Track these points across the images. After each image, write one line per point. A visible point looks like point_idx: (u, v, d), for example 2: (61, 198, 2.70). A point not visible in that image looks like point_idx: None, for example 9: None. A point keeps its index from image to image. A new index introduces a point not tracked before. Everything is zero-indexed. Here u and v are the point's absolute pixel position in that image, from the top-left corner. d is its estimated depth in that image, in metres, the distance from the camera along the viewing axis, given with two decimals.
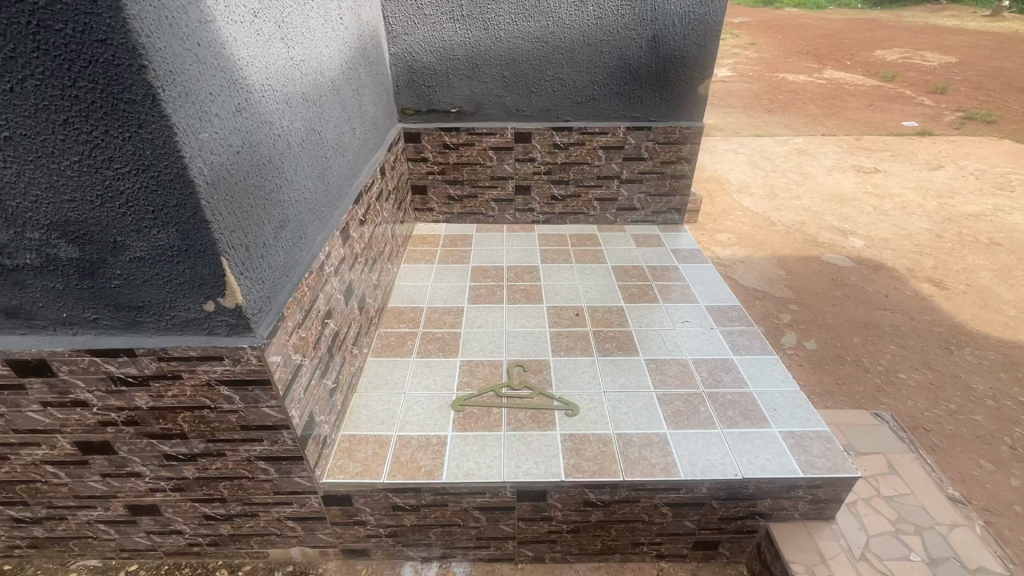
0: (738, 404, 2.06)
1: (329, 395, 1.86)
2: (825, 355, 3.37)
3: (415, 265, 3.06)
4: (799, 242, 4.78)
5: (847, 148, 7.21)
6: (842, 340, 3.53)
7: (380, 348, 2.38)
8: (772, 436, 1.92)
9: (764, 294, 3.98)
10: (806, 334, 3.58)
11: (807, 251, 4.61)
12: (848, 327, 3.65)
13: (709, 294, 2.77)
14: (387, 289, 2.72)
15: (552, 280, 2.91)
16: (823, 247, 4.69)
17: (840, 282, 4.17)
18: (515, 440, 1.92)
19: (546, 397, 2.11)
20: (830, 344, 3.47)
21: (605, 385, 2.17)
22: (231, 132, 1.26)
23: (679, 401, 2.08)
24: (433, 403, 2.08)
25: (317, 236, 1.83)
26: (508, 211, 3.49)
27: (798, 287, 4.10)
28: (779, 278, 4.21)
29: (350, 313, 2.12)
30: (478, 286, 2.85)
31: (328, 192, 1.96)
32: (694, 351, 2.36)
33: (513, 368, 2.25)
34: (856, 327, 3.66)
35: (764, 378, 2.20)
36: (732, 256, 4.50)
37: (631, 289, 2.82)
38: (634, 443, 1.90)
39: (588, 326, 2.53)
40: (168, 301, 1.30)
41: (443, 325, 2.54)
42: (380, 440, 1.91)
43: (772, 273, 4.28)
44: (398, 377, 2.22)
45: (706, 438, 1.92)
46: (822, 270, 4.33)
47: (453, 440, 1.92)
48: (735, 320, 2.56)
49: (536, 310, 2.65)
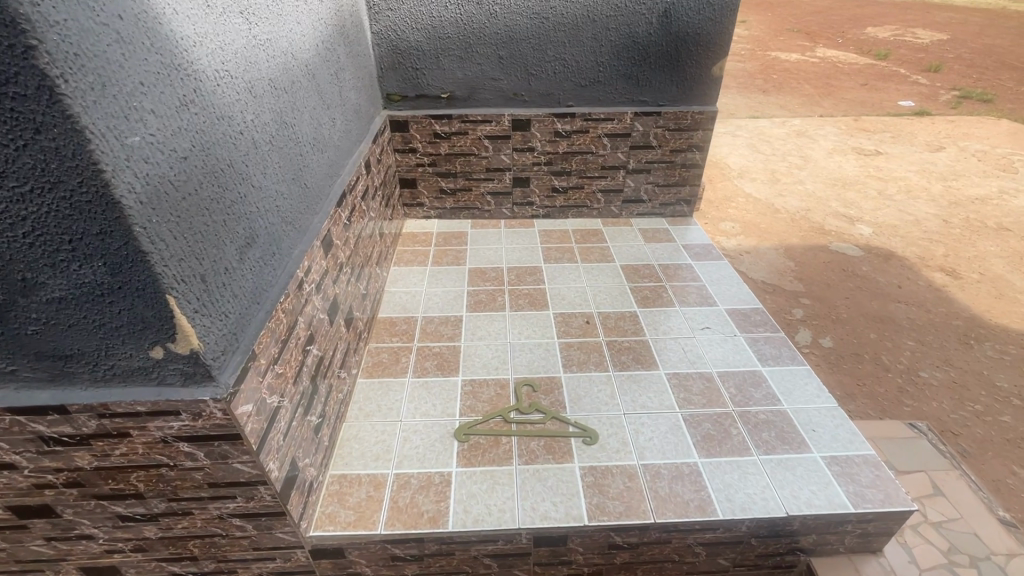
0: (773, 425, 1.86)
1: (314, 433, 1.61)
2: (843, 353, 3.19)
3: (406, 268, 2.79)
4: (806, 230, 4.58)
5: (846, 129, 7.01)
6: (859, 335, 3.36)
7: (371, 368, 2.12)
8: (814, 463, 1.73)
9: (775, 288, 3.79)
10: (821, 330, 3.40)
11: (815, 240, 4.42)
12: (863, 322, 3.47)
13: (728, 296, 2.55)
14: (377, 297, 2.46)
15: (558, 283, 2.67)
16: (830, 235, 4.50)
17: (852, 273, 3.99)
18: (528, 476, 1.69)
19: (560, 422, 1.88)
20: (847, 341, 3.30)
21: (625, 406, 1.95)
22: (174, 132, 0.99)
23: (708, 423, 1.87)
24: (433, 432, 1.84)
25: (294, 249, 1.56)
26: (505, 205, 3.23)
27: (809, 279, 3.92)
28: (788, 269, 4.02)
29: (336, 333, 1.87)
30: (478, 292, 2.60)
31: (306, 196, 1.69)
32: (719, 363, 2.15)
33: (522, 388, 2.01)
34: (872, 321, 3.49)
35: (798, 394, 2.00)
36: (738, 247, 4.29)
37: (643, 292, 2.59)
38: (662, 476, 1.69)
39: (600, 335, 2.30)
40: (103, 349, 1.03)
41: (441, 338, 2.29)
42: (375, 481, 1.68)
43: (780, 264, 4.08)
44: (392, 402, 1.97)
45: (742, 467, 1.72)
46: (832, 260, 4.15)
47: (459, 478, 1.68)
48: (759, 326, 2.35)
49: (541, 318, 2.41)
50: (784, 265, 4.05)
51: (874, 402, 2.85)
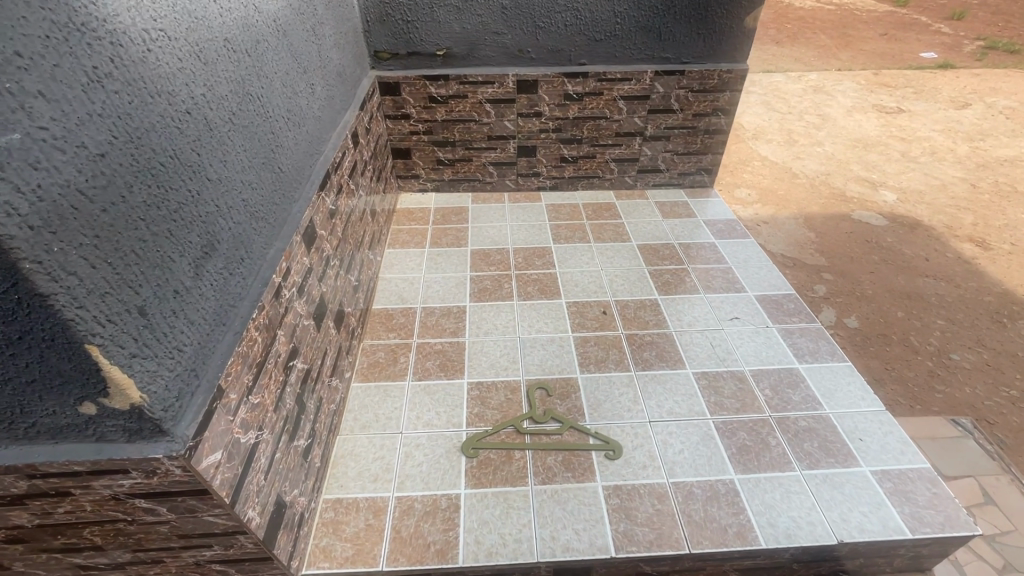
0: (815, 434, 1.68)
1: (302, 458, 1.41)
2: (870, 334, 3.00)
3: (403, 251, 2.54)
4: (826, 196, 4.30)
5: (866, 84, 6.59)
6: (885, 314, 3.16)
7: (366, 369, 1.91)
8: (864, 479, 1.55)
9: (796, 261, 3.55)
10: (846, 308, 3.19)
11: (837, 207, 4.15)
12: (891, 299, 3.27)
13: (757, 281, 2.33)
14: (371, 286, 2.22)
15: (569, 267, 2.42)
16: (853, 202, 4.23)
17: (876, 245, 3.75)
18: (545, 499, 1.51)
19: (578, 433, 1.69)
20: (873, 320, 3.10)
21: (650, 412, 1.75)
22: (84, 121, 0.73)
23: (743, 432, 1.69)
24: (437, 447, 1.65)
25: (268, 249, 1.31)
26: (509, 176, 2.94)
27: (832, 251, 3.68)
28: (809, 241, 3.77)
29: (325, 336, 1.64)
30: (481, 277, 2.36)
31: (281, 183, 1.42)
32: (751, 360, 1.94)
33: (534, 392, 1.81)
34: (899, 298, 3.29)
35: (841, 396, 1.80)
36: (756, 216, 4.02)
37: (664, 277, 2.35)
38: (696, 497, 1.51)
39: (619, 328, 2.08)
40: (17, 406, 0.80)
41: (443, 333, 2.07)
42: (374, 507, 1.49)
43: (801, 235, 3.83)
44: (391, 409, 1.77)
45: (784, 486, 1.54)
46: (855, 230, 3.90)
47: (469, 502, 1.50)
48: (792, 316, 2.14)
49: (553, 309, 2.18)
50: (806, 236, 3.80)
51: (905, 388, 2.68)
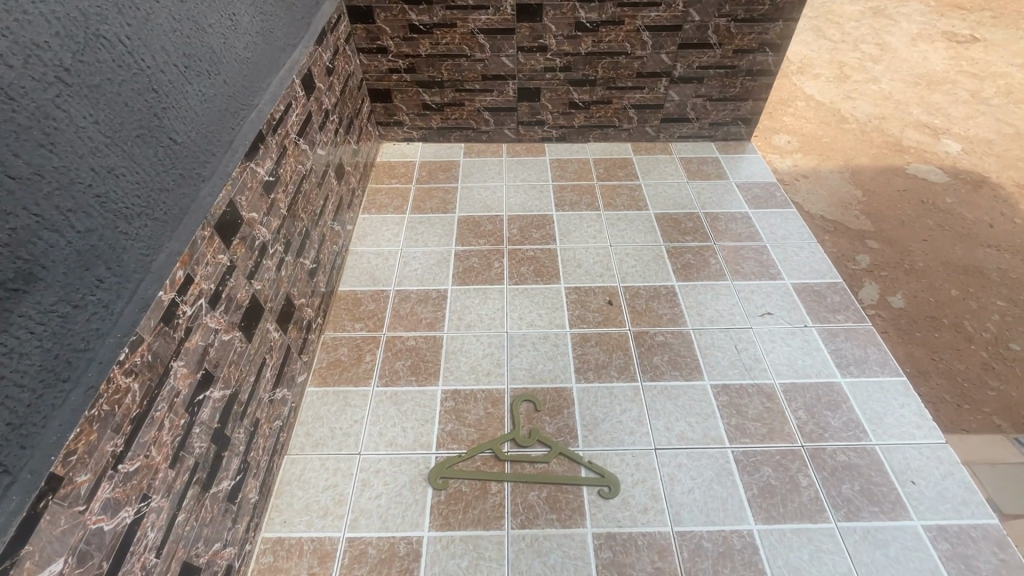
0: (857, 474, 1.38)
1: (227, 504, 1.16)
2: (917, 317, 2.56)
3: (379, 217, 2.18)
4: (879, 145, 3.73)
5: (936, 5, 5.65)
6: (936, 292, 2.70)
7: (324, 370, 1.63)
8: (915, 537, 1.27)
9: (838, 225, 3.10)
10: (891, 285, 2.74)
11: (890, 159, 3.59)
12: (945, 273, 2.80)
13: (796, 265, 1.94)
14: (336, 264, 1.90)
15: (572, 242, 2.05)
16: (909, 153, 3.67)
17: (934, 207, 3.24)
18: (523, 548, 1.26)
19: (569, 462, 1.41)
20: (920, 300, 2.65)
21: (656, 437, 1.46)
22: None
23: (768, 467, 1.40)
24: (401, 475, 1.40)
25: (155, 254, 0.98)
26: (508, 125, 2.50)
27: (881, 213, 3.20)
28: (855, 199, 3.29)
29: (262, 344, 1.35)
30: (467, 253, 2.01)
31: (176, 158, 1.05)
32: (784, 371, 1.61)
33: (520, 407, 1.53)
34: (954, 272, 2.81)
35: (892, 423, 1.48)
36: (796, 168, 3.50)
37: (684, 257, 1.98)
38: (705, 553, 1.25)
39: (626, 324, 1.75)
40: None
41: (418, 325, 1.76)
42: (320, 550, 1.27)
43: (845, 192, 3.34)
44: (349, 423, 1.51)
45: (815, 542, 1.26)
46: (909, 187, 3.38)
47: (431, 549, 1.27)
48: (837, 313, 1.77)
49: (550, 296, 1.84)
50: (852, 194, 3.30)
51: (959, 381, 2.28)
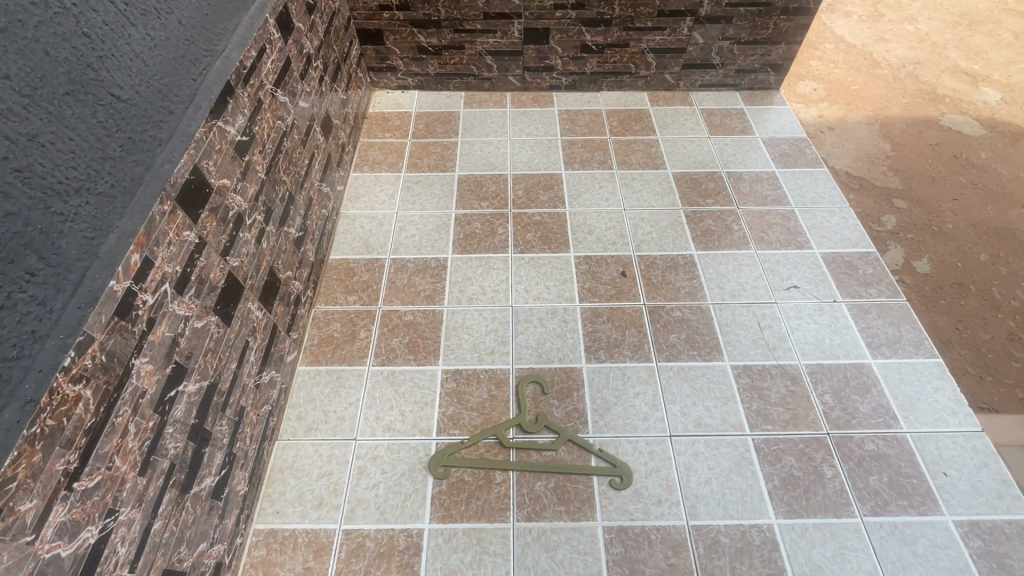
0: (886, 465, 1.29)
1: (212, 501, 1.08)
2: (943, 283, 2.34)
3: (373, 176, 2.00)
4: (912, 90, 3.35)
5: None
6: (965, 254, 2.46)
7: (315, 348, 1.52)
8: (945, 533, 1.19)
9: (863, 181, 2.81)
10: (917, 248, 2.49)
11: (922, 109, 3.20)
12: (975, 236, 2.53)
13: (826, 233, 1.79)
14: (326, 230, 1.74)
15: (582, 205, 1.88)
16: (945, 101, 3.27)
17: (966, 162, 2.90)
18: (529, 543, 1.20)
19: (578, 449, 1.33)
20: (947, 264, 2.42)
21: (672, 423, 1.36)
22: None
23: (791, 456, 1.31)
24: (399, 463, 1.31)
25: (103, 235, 0.83)
26: (513, 71, 2.26)
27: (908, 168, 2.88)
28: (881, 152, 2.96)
29: (244, 326, 1.23)
30: (469, 218, 1.85)
31: (122, 118, 0.89)
32: (810, 351, 1.49)
33: (525, 388, 1.43)
34: (983, 234, 2.56)
35: (924, 409, 1.38)
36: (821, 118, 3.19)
37: (704, 223, 1.81)
38: (722, 549, 1.18)
39: (640, 298, 1.62)
40: None
41: (416, 298, 1.63)
42: (315, 544, 1.20)
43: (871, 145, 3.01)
44: (344, 406, 1.41)
45: (839, 539, 1.19)
46: (941, 140, 3.04)
47: (433, 543, 1.20)
48: (869, 286, 1.64)
49: (558, 266, 1.70)
50: (880, 148, 2.94)
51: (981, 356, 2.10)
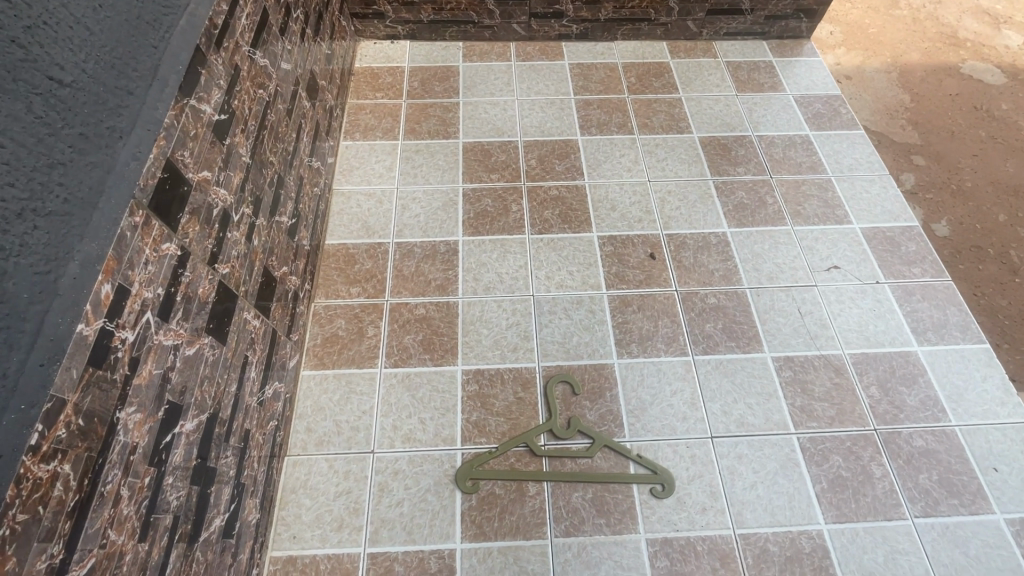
0: (935, 461, 1.24)
1: (223, 542, 0.97)
2: (959, 232, 1.73)
3: (367, 145, 1.78)
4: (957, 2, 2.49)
5: None
6: (985, 203, 1.81)
7: (319, 348, 1.38)
8: (996, 533, 1.16)
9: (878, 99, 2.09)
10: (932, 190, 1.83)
11: (952, 36, 2.33)
12: (993, 183, 1.86)
13: (865, 205, 1.66)
14: (320, 211, 1.55)
15: (603, 176, 1.71)
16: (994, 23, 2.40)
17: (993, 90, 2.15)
18: (569, 560, 1.12)
19: (615, 455, 1.24)
20: (965, 211, 1.78)
21: (712, 423, 1.28)
22: None
23: (838, 456, 1.24)
24: (423, 478, 1.21)
25: (62, 267, 0.65)
26: (518, 18, 2.00)
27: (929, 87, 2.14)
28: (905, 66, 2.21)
29: (241, 340, 1.07)
30: (478, 193, 1.66)
31: (67, 108, 0.69)
32: (853, 339, 1.40)
33: (555, 389, 1.32)
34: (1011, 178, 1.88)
35: (972, 400, 1.32)
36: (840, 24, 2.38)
37: (736, 195, 1.67)
38: (771, 558, 1.13)
39: (672, 283, 1.49)
40: None
41: (427, 289, 1.48)
42: (339, 570, 1.11)
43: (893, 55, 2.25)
44: (357, 414, 1.29)
45: (890, 543, 1.14)
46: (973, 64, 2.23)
47: (467, 564, 1.12)
48: (913, 265, 1.53)
49: (581, 248, 1.55)
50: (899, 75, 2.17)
51: (1001, 335, 1.51)
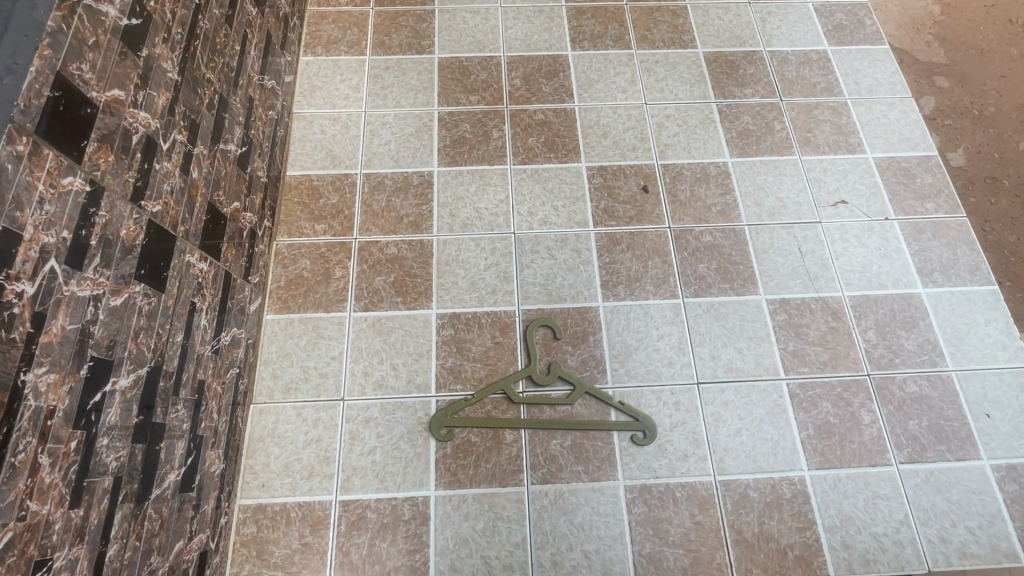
0: (927, 407, 1.19)
1: (180, 497, 0.93)
2: (975, 162, 1.58)
3: (329, 62, 1.57)
4: None
5: None
6: (1009, 129, 1.65)
7: (283, 291, 1.28)
8: (980, 479, 1.13)
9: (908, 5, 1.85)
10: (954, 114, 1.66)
11: None
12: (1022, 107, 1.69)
13: (882, 131, 1.51)
14: (277, 138, 1.39)
15: (595, 98, 1.53)
16: None
17: None
18: (546, 506, 1.10)
19: (596, 403, 1.19)
20: (983, 137, 1.63)
21: (700, 369, 1.22)
22: None
23: (828, 402, 1.20)
24: (395, 425, 1.16)
25: None
26: None
27: None
28: None
29: (186, 286, 0.97)
30: (455, 117, 1.49)
31: None
32: (855, 281, 1.32)
33: (535, 334, 1.24)
34: None
35: (972, 344, 1.26)
36: None
37: (742, 120, 1.50)
38: (751, 504, 1.11)
39: (665, 219, 1.37)
40: None
41: (398, 226, 1.36)
42: (311, 517, 1.09)
43: None
44: (326, 360, 1.22)
45: (871, 489, 1.12)
46: None
47: (441, 511, 1.10)
48: (927, 200, 1.41)
49: (568, 180, 1.41)
50: None
51: (1003, 271, 1.42)
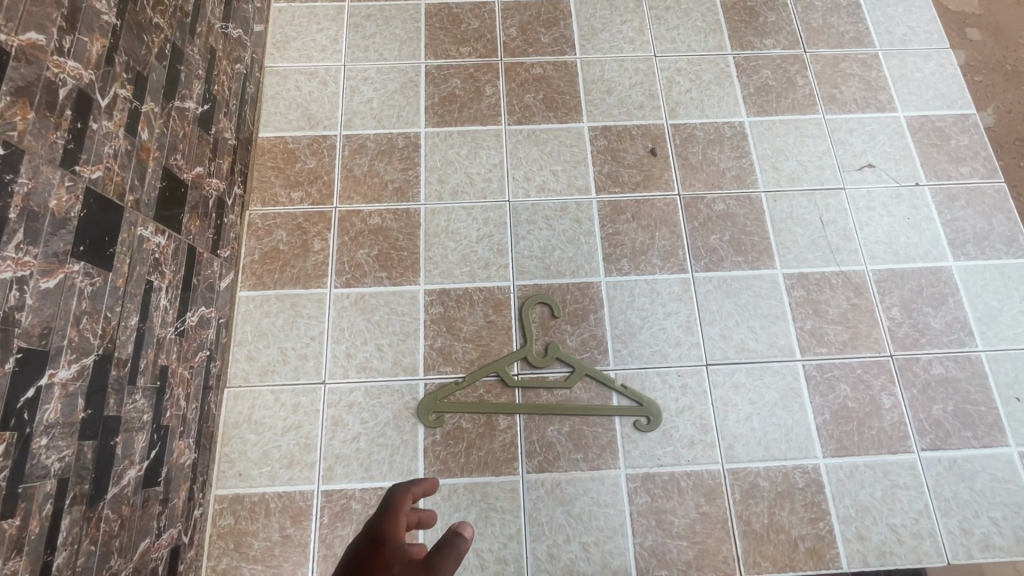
0: (953, 390, 1.11)
1: (143, 493, 0.85)
2: None
3: (304, 9, 1.42)
4: None
5: None
6: None
7: (257, 266, 1.18)
8: (1007, 467, 1.06)
9: None
10: None
11: None
12: None
13: (915, 87, 1.36)
14: (246, 96, 1.26)
15: (598, 49, 1.38)
16: None
17: None
18: (542, 496, 1.04)
19: (597, 387, 1.10)
20: None
21: (709, 350, 1.13)
22: None
23: (846, 385, 1.11)
24: (381, 411, 1.08)
25: None
26: None
27: None
28: None
29: (140, 263, 0.86)
30: (444, 71, 1.35)
31: None
32: (880, 253, 1.21)
33: (532, 312, 1.14)
34: None
35: (1004, 323, 1.16)
36: None
37: (761, 74, 1.36)
38: (761, 494, 1.04)
39: (674, 186, 1.25)
40: None
41: (382, 193, 1.24)
42: (291, 508, 1.02)
43: None
44: (305, 341, 1.13)
45: (890, 477, 1.05)
46: None
47: (431, 502, 1.03)
48: (962, 164, 1.29)
49: (568, 142, 1.29)
50: None
51: None
